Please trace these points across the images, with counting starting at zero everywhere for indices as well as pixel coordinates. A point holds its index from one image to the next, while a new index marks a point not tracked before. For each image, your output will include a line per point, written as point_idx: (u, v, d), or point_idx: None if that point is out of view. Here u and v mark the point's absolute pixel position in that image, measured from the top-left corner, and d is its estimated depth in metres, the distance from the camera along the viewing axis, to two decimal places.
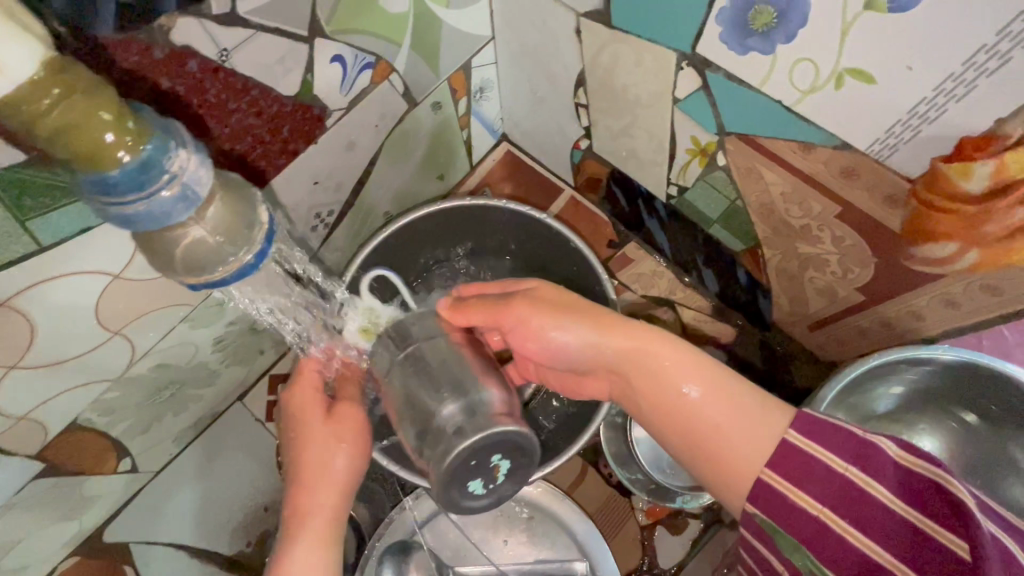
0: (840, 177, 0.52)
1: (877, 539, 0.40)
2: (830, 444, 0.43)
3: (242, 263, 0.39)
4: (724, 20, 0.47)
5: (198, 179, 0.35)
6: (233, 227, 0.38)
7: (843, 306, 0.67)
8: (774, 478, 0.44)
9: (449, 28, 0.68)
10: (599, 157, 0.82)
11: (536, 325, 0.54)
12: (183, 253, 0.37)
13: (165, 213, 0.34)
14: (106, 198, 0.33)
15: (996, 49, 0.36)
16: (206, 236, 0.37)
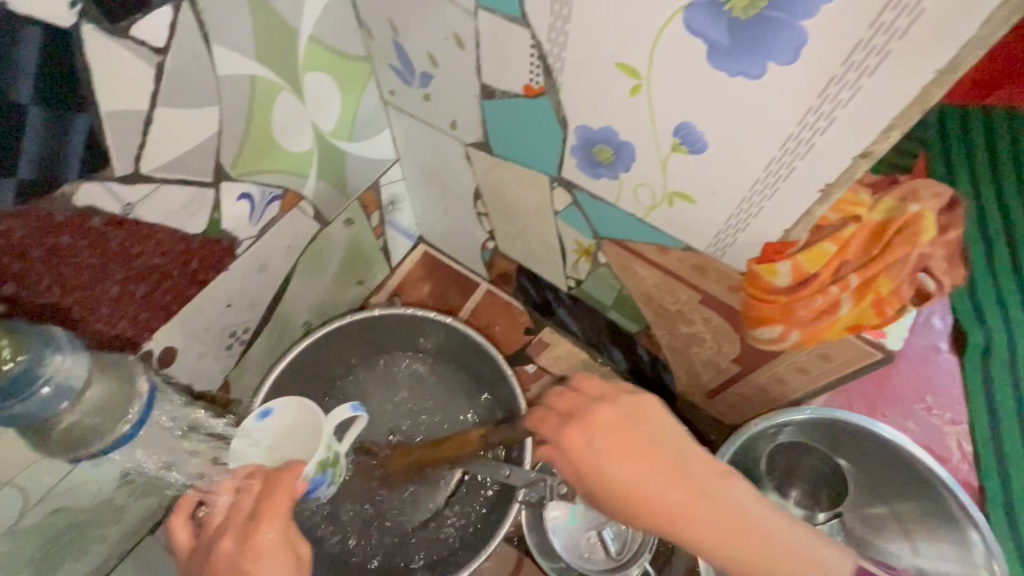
0: (694, 272, 0.61)
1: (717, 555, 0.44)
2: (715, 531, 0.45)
3: (119, 435, 0.44)
4: (577, 154, 0.57)
5: (72, 376, 0.41)
6: (110, 404, 0.44)
7: (727, 376, 0.74)
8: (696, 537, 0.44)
9: (355, 156, 0.75)
10: (506, 255, 0.90)
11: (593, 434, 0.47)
12: (61, 438, 0.42)
13: (41, 410, 0.40)
14: None
15: (774, 172, 0.44)
16: (83, 420, 0.42)
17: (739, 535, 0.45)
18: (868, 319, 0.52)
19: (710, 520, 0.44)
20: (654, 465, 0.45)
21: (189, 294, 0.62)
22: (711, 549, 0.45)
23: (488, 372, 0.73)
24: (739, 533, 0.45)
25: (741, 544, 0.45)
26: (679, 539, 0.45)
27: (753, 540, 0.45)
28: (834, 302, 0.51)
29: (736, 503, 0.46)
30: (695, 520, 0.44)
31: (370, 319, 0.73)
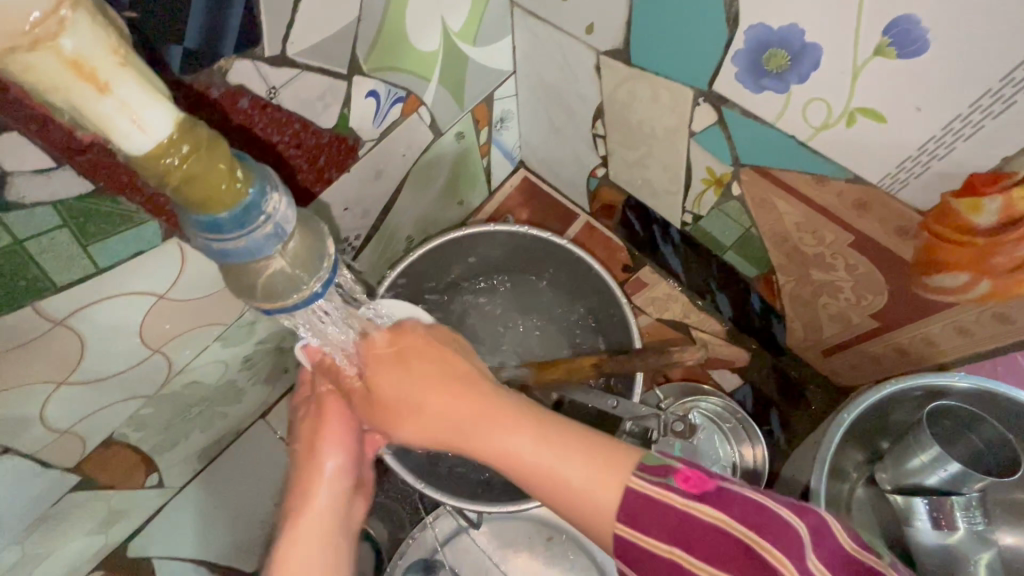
0: (853, 209, 0.54)
1: (710, 557, 0.39)
2: (653, 527, 0.40)
3: (311, 291, 0.40)
4: (740, 61, 0.50)
5: (286, 218, 0.36)
6: (306, 258, 0.39)
7: (858, 332, 0.68)
8: (643, 535, 0.41)
9: (474, 63, 0.71)
10: (615, 185, 0.85)
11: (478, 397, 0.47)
12: (263, 281, 0.38)
13: (258, 248, 0.35)
14: (210, 236, 0.34)
15: (1015, 81, 0.38)
16: (285, 267, 0.38)
17: (582, 444, 0.43)
18: None
19: (541, 445, 0.44)
20: (454, 397, 0.48)
21: (315, 191, 0.63)
22: (569, 469, 0.42)
23: (600, 300, 0.71)
24: (587, 459, 0.42)
25: (607, 479, 0.42)
26: (530, 470, 0.44)
27: (612, 467, 0.42)
28: None
29: (562, 433, 0.44)
30: (495, 438, 0.45)
31: (484, 234, 0.70)
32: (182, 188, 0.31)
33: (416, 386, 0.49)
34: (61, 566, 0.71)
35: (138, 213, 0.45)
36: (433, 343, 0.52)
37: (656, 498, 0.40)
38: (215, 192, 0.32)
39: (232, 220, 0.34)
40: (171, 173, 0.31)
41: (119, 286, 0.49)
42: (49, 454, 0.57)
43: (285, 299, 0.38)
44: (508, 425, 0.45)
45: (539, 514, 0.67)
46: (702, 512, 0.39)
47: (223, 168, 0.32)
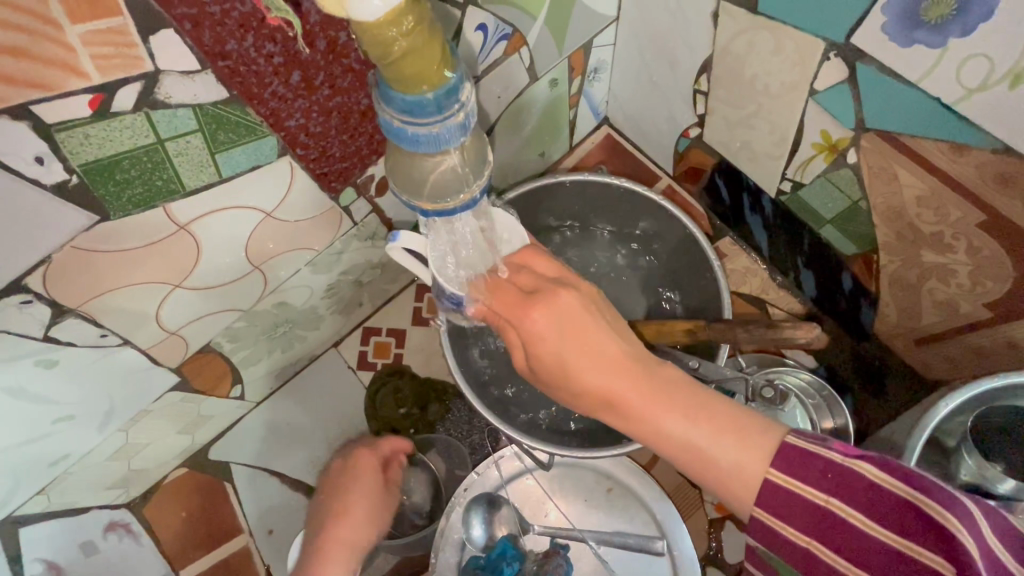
0: (993, 184, 0.50)
1: (871, 515, 0.39)
2: (808, 478, 0.41)
3: (470, 192, 0.41)
4: (894, 10, 0.46)
5: (473, 111, 0.37)
6: (475, 157, 0.40)
7: (963, 322, 0.64)
8: (781, 479, 0.42)
9: (581, 5, 0.69)
10: (708, 148, 0.81)
11: (602, 355, 0.47)
12: (434, 177, 0.39)
13: (447, 138, 0.36)
14: (408, 117, 0.34)
15: None
16: (457, 164, 0.39)
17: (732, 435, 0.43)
18: None
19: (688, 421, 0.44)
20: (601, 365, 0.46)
21: None
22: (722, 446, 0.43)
23: (689, 262, 0.69)
24: (721, 432, 0.43)
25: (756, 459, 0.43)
26: (670, 444, 0.45)
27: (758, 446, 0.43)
28: None
29: (713, 413, 0.44)
30: (642, 402, 0.45)
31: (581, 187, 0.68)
32: (397, 62, 0.31)
33: (565, 338, 0.47)
34: (155, 457, 0.78)
35: (260, 125, 0.46)
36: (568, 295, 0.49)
37: (816, 452, 0.41)
38: (425, 74, 0.32)
39: (437, 103, 0.34)
40: (391, 44, 0.31)
41: (232, 199, 0.51)
42: (159, 352, 0.62)
43: (450, 200, 0.40)
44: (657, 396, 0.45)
45: (601, 465, 0.68)
46: (863, 470, 0.40)
47: (438, 49, 0.32)
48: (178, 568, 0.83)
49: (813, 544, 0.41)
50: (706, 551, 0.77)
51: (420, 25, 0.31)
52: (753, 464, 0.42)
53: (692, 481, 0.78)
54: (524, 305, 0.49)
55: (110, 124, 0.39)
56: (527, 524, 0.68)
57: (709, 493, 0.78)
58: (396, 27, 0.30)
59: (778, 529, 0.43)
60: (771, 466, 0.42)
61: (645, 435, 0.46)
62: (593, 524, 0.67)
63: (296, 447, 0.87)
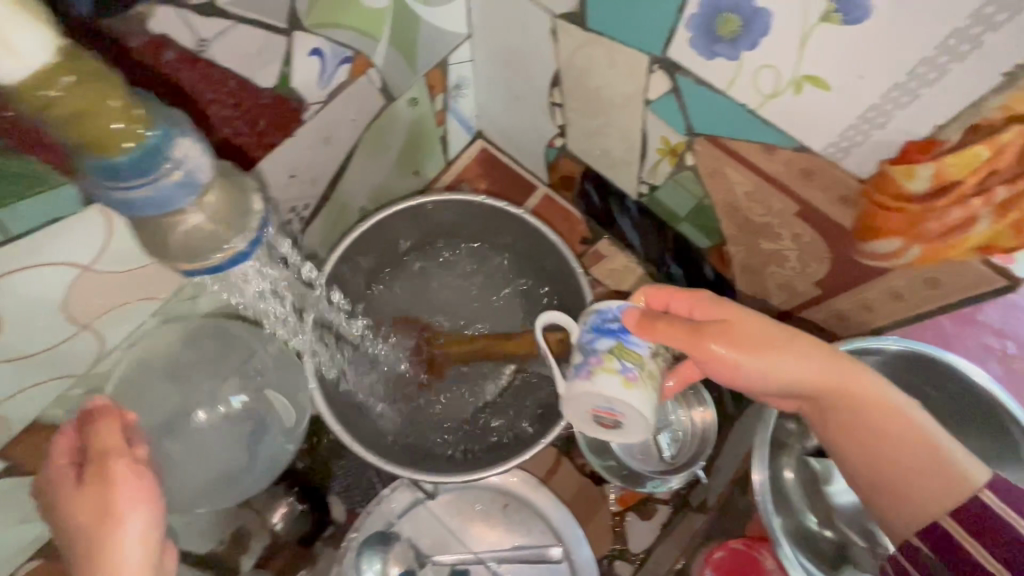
0: (799, 178, 0.55)
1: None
2: (945, 476, 0.47)
3: (235, 250, 0.39)
4: (694, 26, 0.50)
5: (199, 166, 0.35)
6: (227, 213, 0.38)
7: (801, 300, 0.70)
8: (974, 476, 0.46)
9: (427, 24, 0.68)
10: (573, 156, 0.84)
11: (800, 355, 0.48)
12: (180, 238, 0.37)
13: (167, 199, 0.34)
14: (111, 183, 0.32)
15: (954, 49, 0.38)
16: (203, 222, 0.37)
17: (928, 471, 0.47)
18: (1004, 240, 0.45)
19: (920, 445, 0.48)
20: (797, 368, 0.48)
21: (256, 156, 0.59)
22: (913, 472, 0.48)
23: (557, 273, 0.71)
24: (917, 426, 0.48)
25: (945, 487, 0.47)
26: (891, 445, 0.48)
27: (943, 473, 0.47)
28: (973, 216, 0.44)
29: (903, 404, 0.48)
30: (865, 391, 0.48)
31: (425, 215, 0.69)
32: (70, 125, 0.29)
33: (761, 351, 0.48)
34: None
35: (50, 174, 0.41)
36: (743, 318, 0.49)
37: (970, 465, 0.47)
38: (107, 135, 0.30)
39: (135, 165, 0.32)
40: (54, 109, 0.29)
41: (31, 257, 0.45)
42: None
43: (206, 258, 0.37)
44: (879, 394, 0.48)
45: (495, 482, 0.68)
46: (993, 502, 0.44)
47: (117, 106, 0.30)
48: None
49: (972, 544, 0.44)
50: (613, 546, 0.80)
51: (87, 82, 0.29)
52: (948, 471, 0.47)
53: (594, 480, 0.81)
54: (701, 330, 0.49)
55: None
56: (425, 555, 0.66)
57: (611, 489, 0.81)
58: (51, 89, 0.28)
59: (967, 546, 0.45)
60: (974, 478, 0.46)
61: (857, 437, 0.50)
62: (492, 543, 0.67)
63: None
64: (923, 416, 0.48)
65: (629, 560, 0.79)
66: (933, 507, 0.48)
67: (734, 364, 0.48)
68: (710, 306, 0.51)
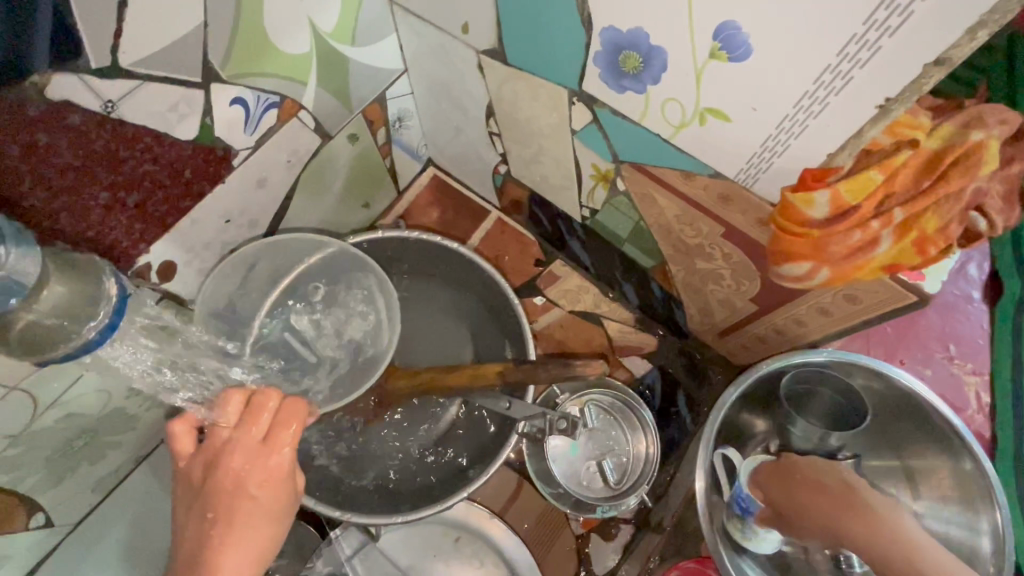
0: (719, 202, 0.56)
1: None
2: None
3: (85, 338, 0.42)
4: (601, 62, 0.51)
5: (25, 271, 0.38)
6: (70, 307, 0.41)
7: (742, 316, 0.71)
8: None
9: (357, 63, 0.69)
10: (518, 181, 0.85)
11: (803, 482, 0.64)
12: (24, 332, 0.40)
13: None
14: None
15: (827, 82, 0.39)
16: (44, 318, 0.40)
17: (887, 553, 0.57)
18: (906, 259, 0.48)
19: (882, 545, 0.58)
20: (803, 509, 0.62)
21: (185, 206, 0.59)
22: (905, 565, 0.56)
23: (498, 303, 0.72)
24: (914, 558, 0.56)
25: (905, 562, 0.56)
26: (903, 574, 0.56)
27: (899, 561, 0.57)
28: (873, 238, 0.46)
29: (901, 544, 0.57)
30: (865, 527, 0.59)
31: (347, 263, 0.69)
32: None
33: (775, 483, 0.66)
34: None
35: None
36: (803, 472, 0.66)
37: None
38: None
39: None
40: None
41: None
42: None
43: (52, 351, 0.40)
44: (850, 516, 0.60)
45: (447, 516, 0.69)
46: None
47: None
48: None
49: None
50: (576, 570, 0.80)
51: None
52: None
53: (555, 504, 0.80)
54: (794, 478, 0.65)
55: None
56: None
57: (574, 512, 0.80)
58: None
59: None
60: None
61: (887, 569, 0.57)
62: None
63: None
64: (913, 545, 0.57)
65: None
66: None
67: (782, 509, 0.64)
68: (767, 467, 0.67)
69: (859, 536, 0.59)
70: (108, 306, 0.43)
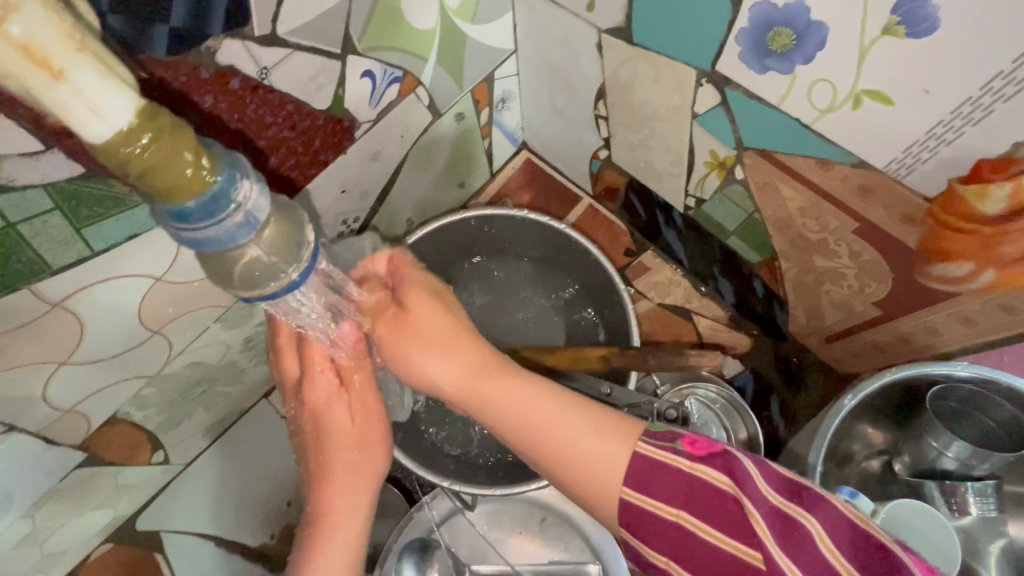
0: (858, 195, 0.52)
1: (723, 529, 0.38)
2: (715, 523, 0.38)
3: (289, 280, 0.37)
4: (744, 40, 0.48)
5: (259, 207, 0.34)
6: (284, 246, 0.36)
7: (860, 320, 0.67)
8: (693, 521, 0.39)
9: (474, 42, 0.70)
10: (617, 167, 0.83)
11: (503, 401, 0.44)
12: (240, 270, 0.35)
13: (229, 238, 0.33)
14: (178, 224, 0.32)
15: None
16: (262, 256, 0.35)
17: (593, 421, 0.42)
18: None
19: (555, 424, 0.42)
20: (448, 360, 0.46)
21: (310, 174, 0.62)
22: (584, 431, 0.42)
23: (600, 288, 0.74)
24: (600, 428, 0.42)
25: (609, 446, 0.41)
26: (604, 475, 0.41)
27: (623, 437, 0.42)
28: None
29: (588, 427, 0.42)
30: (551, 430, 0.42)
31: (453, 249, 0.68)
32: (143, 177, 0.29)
33: (505, 391, 0.44)
34: (71, 538, 0.74)
35: (130, 196, 0.45)
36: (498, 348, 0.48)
37: (664, 463, 0.40)
38: (177, 182, 0.30)
39: (201, 210, 0.31)
40: (129, 162, 0.28)
41: (110, 271, 0.49)
42: (56, 431, 0.58)
43: (261, 288, 0.36)
44: (545, 411, 0.43)
45: (533, 496, 0.69)
46: (707, 474, 0.39)
47: (187, 156, 0.30)
48: None
49: (686, 518, 0.39)
50: None
51: (160, 137, 0.29)
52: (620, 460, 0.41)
53: None
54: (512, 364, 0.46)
55: None
56: (463, 564, 0.68)
57: None
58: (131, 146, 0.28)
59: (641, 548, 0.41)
60: (683, 514, 0.39)
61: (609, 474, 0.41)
62: (529, 557, 0.68)
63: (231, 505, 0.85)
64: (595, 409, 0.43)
65: None
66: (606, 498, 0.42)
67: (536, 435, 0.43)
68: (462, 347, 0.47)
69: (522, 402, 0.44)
70: (307, 250, 0.38)
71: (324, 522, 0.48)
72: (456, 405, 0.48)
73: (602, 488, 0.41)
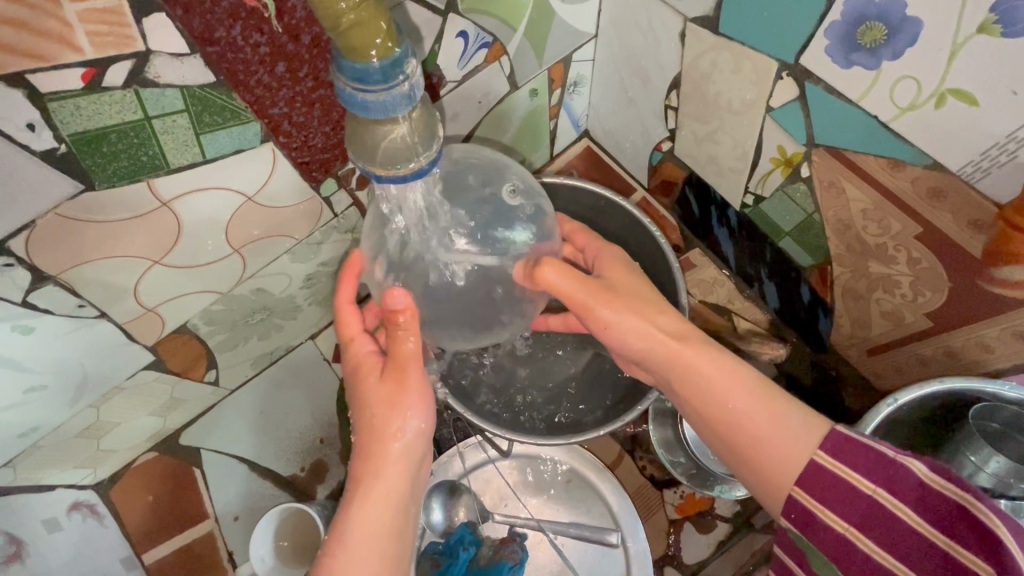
0: (927, 199, 0.53)
1: (862, 472, 0.44)
2: (858, 466, 0.44)
3: (421, 165, 0.42)
4: (834, 34, 0.50)
5: (420, 85, 0.38)
6: (426, 127, 0.40)
7: (908, 332, 0.68)
8: (831, 462, 0.46)
9: (561, 19, 0.73)
10: (679, 160, 0.84)
11: (695, 362, 0.52)
12: (385, 146, 0.40)
13: (393, 107, 0.37)
14: (357, 85, 0.35)
15: None
16: (406, 132, 0.40)
17: (779, 420, 0.49)
18: None
19: (747, 401, 0.50)
20: (623, 296, 0.55)
21: None
22: (762, 420, 0.49)
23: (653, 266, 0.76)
24: (778, 412, 0.49)
25: (792, 428, 0.48)
26: (768, 451, 0.48)
27: (804, 434, 0.48)
28: None
29: (780, 408, 0.49)
30: (720, 389, 0.51)
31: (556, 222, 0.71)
32: (343, 36, 0.33)
33: (705, 361, 0.52)
34: (122, 439, 0.79)
35: (245, 111, 0.49)
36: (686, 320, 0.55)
37: (874, 445, 0.45)
38: (366, 46, 0.34)
39: (382, 73, 0.35)
40: (336, 20, 0.33)
41: (212, 181, 0.53)
42: (135, 327, 0.63)
43: (400, 165, 0.40)
44: (732, 379, 0.51)
45: (560, 459, 0.74)
46: (914, 467, 0.43)
47: (383, 24, 0.34)
48: (141, 551, 0.84)
49: (838, 466, 0.45)
50: (665, 549, 0.79)
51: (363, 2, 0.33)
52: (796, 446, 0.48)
53: (655, 482, 0.80)
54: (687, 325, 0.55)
55: (101, 98, 0.42)
56: (487, 511, 0.73)
57: (671, 495, 0.80)
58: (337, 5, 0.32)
59: (814, 508, 0.46)
60: (818, 451, 0.47)
61: (769, 452, 0.48)
62: (551, 516, 0.73)
63: (269, 434, 0.89)
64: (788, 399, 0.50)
65: (679, 570, 0.79)
66: (775, 472, 0.48)
67: (709, 393, 0.51)
68: (608, 300, 0.55)
69: (720, 371, 0.51)
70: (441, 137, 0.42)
71: (370, 475, 0.52)
72: (639, 350, 0.55)
73: (770, 456, 0.48)
